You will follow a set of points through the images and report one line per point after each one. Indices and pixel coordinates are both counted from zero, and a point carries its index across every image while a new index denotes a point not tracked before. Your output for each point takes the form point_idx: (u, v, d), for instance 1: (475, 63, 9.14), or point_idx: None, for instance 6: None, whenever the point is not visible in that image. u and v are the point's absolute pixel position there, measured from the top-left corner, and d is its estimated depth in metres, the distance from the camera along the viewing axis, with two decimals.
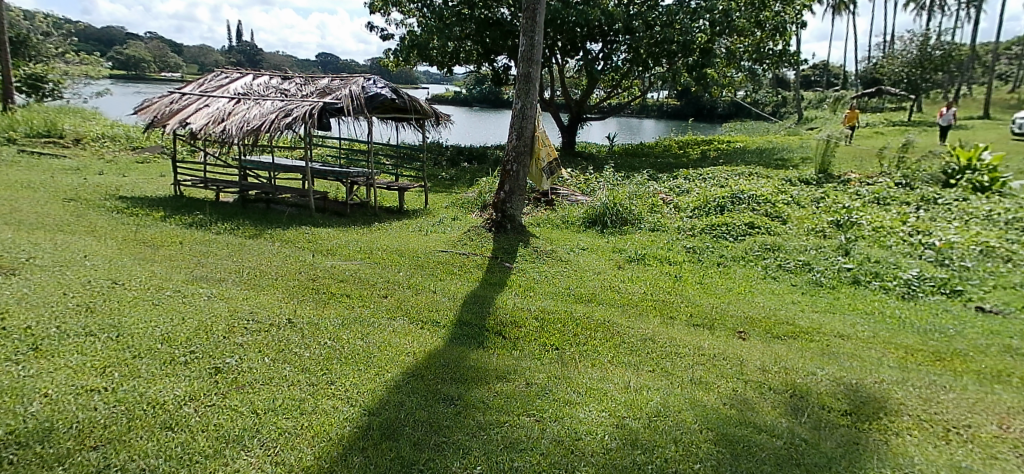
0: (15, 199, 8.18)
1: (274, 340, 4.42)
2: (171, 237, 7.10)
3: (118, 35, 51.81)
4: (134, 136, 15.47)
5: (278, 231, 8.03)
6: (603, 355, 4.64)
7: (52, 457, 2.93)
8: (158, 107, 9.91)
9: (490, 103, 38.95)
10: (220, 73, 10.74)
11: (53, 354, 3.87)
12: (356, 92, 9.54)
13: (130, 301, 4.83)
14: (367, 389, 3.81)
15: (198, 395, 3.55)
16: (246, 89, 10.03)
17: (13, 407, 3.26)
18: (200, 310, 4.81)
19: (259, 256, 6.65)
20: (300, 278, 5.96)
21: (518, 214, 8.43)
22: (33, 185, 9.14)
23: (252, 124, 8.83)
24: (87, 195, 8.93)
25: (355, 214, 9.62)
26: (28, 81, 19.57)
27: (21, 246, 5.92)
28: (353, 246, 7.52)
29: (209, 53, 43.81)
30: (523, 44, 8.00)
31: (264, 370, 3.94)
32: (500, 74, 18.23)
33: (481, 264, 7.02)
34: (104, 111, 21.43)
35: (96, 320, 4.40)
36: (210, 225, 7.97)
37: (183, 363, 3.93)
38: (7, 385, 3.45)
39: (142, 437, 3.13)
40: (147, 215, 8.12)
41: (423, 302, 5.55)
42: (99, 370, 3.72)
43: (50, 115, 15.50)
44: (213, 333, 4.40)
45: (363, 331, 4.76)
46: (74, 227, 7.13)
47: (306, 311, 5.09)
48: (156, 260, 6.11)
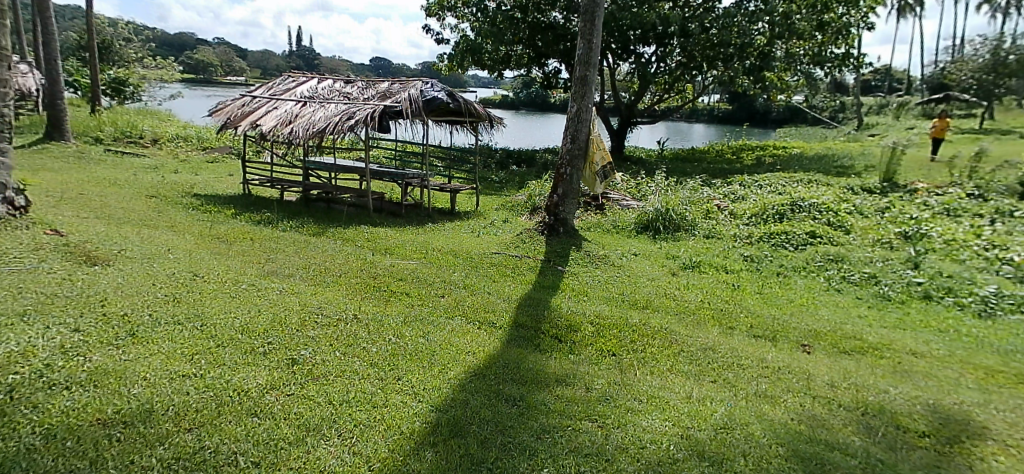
0: (104, 194, 8.73)
1: (343, 334, 4.57)
2: (242, 233, 7.45)
3: (190, 41, 54.67)
4: (206, 137, 16.27)
5: (339, 229, 8.29)
6: (662, 363, 4.59)
7: (154, 436, 3.10)
8: (231, 110, 10.35)
9: (538, 106, 39.26)
10: (288, 76, 11.13)
11: (148, 340, 4.10)
12: (414, 95, 9.80)
13: (211, 293, 5.08)
14: (433, 387, 3.90)
15: (279, 384, 3.72)
16: (311, 92, 10.36)
17: (117, 388, 3.46)
18: (274, 304, 5.01)
19: (323, 253, 6.89)
20: (361, 275, 6.15)
21: (571, 217, 8.42)
22: (118, 182, 9.73)
23: (317, 125, 9.15)
24: (166, 191, 9.46)
25: (409, 215, 9.85)
26: (113, 84, 20.68)
27: (113, 237, 6.34)
28: (409, 245, 7.69)
29: (271, 58, 45.67)
30: (580, 47, 8.00)
31: (336, 363, 4.08)
32: (551, 78, 18.29)
33: (534, 267, 7.05)
34: (178, 113, 22.61)
35: (181, 309, 4.64)
36: (277, 223, 8.29)
37: (262, 354, 4.10)
38: (111, 367, 3.66)
39: (231, 422, 3.29)
40: (220, 212, 8.52)
41: (479, 303, 5.63)
42: (189, 357, 3.94)
43: (132, 117, 16.50)
44: (287, 325, 4.59)
45: (423, 329, 4.87)
46: (155, 222, 7.55)
47: (369, 308, 5.24)
48: (231, 255, 6.42)
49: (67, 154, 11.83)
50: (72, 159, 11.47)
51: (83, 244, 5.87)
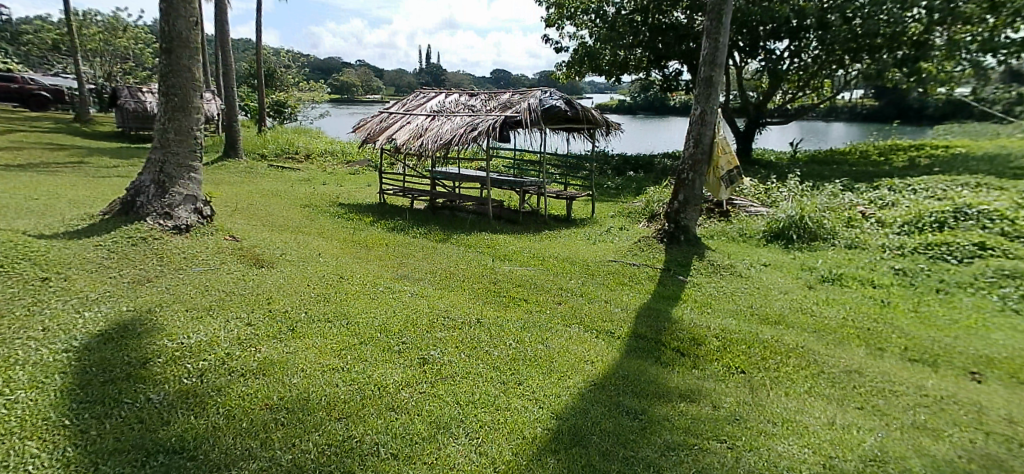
0: (265, 204, 9.85)
1: (468, 337, 4.78)
2: (377, 239, 8.04)
3: (335, 64, 60.10)
4: (348, 151, 17.78)
5: (462, 236, 8.67)
6: (798, 385, 4.30)
7: (310, 423, 3.44)
8: (371, 126, 11.20)
9: (659, 111, 38.34)
10: (418, 92, 11.85)
11: (305, 335, 4.57)
12: (534, 105, 9.99)
13: (354, 294, 5.54)
14: (554, 394, 3.96)
15: (413, 382, 3.98)
16: (438, 106, 10.94)
17: (280, 377, 3.88)
18: (407, 305, 5.36)
19: (447, 259, 7.24)
20: (482, 281, 6.38)
21: (692, 225, 8.12)
22: (277, 193, 10.93)
23: (444, 137, 9.64)
24: (315, 201, 10.46)
25: (527, 223, 10.05)
26: (275, 107, 23.43)
27: (273, 243, 7.13)
28: (527, 252, 7.85)
29: (404, 76, 48.84)
30: (706, 47, 7.73)
31: (462, 365, 4.28)
32: (671, 80, 17.81)
33: (653, 276, 6.89)
34: (326, 130, 24.93)
35: (330, 308, 5.12)
36: (407, 229, 8.85)
37: (397, 352, 4.41)
38: (275, 358, 4.12)
39: (372, 415, 3.57)
40: (358, 219, 9.26)
41: (597, 311, 5.62)
42: (336, 352, 4.33)
43: (289, 135, 18.47)
44: (418, 327, 4.88)
45: (542, 335, 4.96)
46: (306, 229, 8.37)
47: (491, 312, 5.42)
48: (369, 259, 6.95)
49: (238, 169, 13.50)
50: (241, 173, 13.08)
51: (253, 248, 6.68)
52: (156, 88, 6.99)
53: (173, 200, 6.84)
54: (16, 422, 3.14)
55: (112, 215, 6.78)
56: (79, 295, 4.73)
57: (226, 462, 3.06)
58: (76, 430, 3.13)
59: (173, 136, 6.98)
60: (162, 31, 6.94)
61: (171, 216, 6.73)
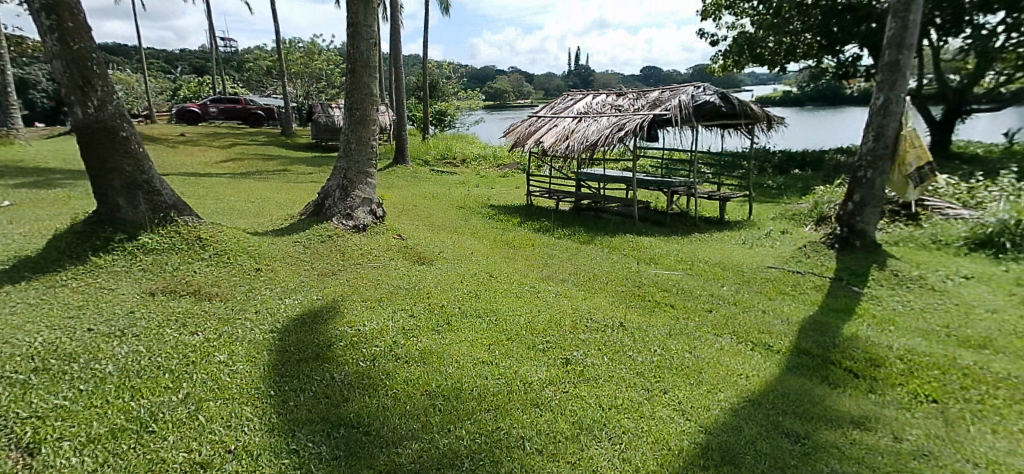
0: (425, 206, 10.64)
1: (611, 340, 4.81)
2: (524, 240, 8.32)
3: (489, 72, 62.94)
4: (500, 155, 18.55)
5: (607, 237, 8.65)
6: (1009, 423, 3.74)
7: (461, 412, 3.71)
8: (520, 130, 11.60)
9: (831, 102, 34.83)
10: (566, 95, 12.03)
11: (458, 328, 4.91)
12: (685, 101, 9.66)
13: (503, 292, 5.82)
14: (703, 407, 3.85)
15: (556, 381, 4.11)
16: (586, 108, 11.02)
17: (436, 367, 4.22)
18: (551, 305, 5.52)
19: (591, 261, 7.29)
20: (627, 284, 6.34)
21: (870, 229, 7.30)
22: (435, 196, 11.75)
23: (590, 139, 9.70)
24: (468, 203, 11.09)
25: (675, 224, 9.76)
26: (436, 116, 25.30)
27: (431, 242, 7.70)
28: (675, 255, 7.63)
29: (554, 79, 49.68)
30: (892, 28, 6.97)
31: (606, 368, 4.32)
32: (847, 66, 16.13)
33: (820, 286, 6.35)
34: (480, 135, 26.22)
35: (481, 305, 5.44)
36: (552, 230, 9.05)
37: (542, 350, 4.57)
38: (432, 349, 4.48)
39: (518, 409, 3.76)
40: (506, 220, 9.65)
41: (752, 322, 5.32)
42: (485, 346, 4.60)
43: (447, 141, 19.74)
44: (562, 327, 5.01)
45: (690, 344, 4.82)
46: (459, 229, 8.92)
47: (635, 317, 5.38)
48: (515, 259, 7.23)
49: (403, 174, 14.74)
50: (406, 177, 14.25)
51: (415, 246, 7.28)
52: (343, 104, 7.94)
53: (353, 203, 7.68)
54: (236, 389, 3.76)
55: (307, 215, 7.81)
56: (280, 284, 5.53)
57: (392, 440, 3.41)
58: (278, 400, 3.68)
59: (355, 146, 7.86)
60: (349, 54, 7.88)
61: (351, 217, 7.56)
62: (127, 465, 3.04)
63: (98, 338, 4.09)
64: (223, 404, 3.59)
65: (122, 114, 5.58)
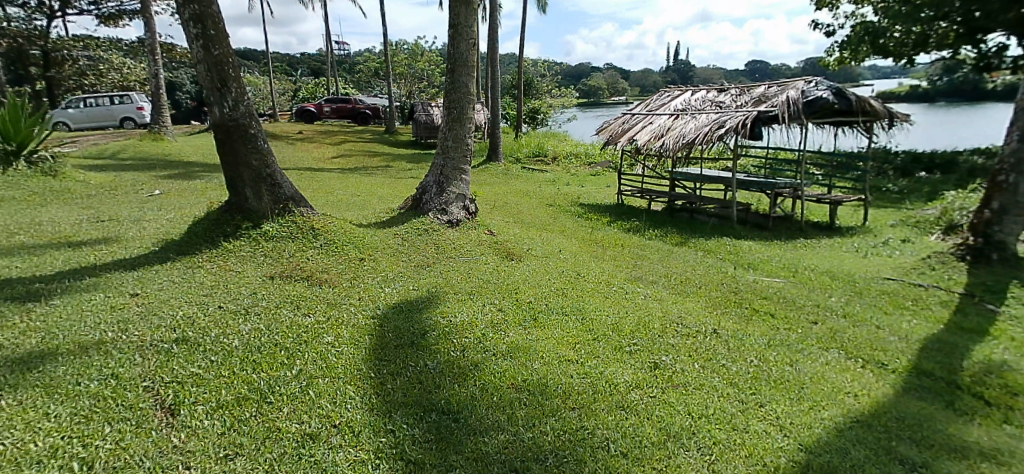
0: (517, 203, 10.84)
1: (703, 347, 4.74)
2: (615, 240, 8.30)
3: (584, 69, 62.60)
4: (592, 153, 18.48)
5: (702, 240, 8.44)
6: None
7: (546, 408, 3.81)
8: (614, 128, 11.54)
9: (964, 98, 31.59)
10: (664, 92, 11.80)
11: (545, 325, 5.02)
12: (794, 97, 9.21)
13: (590, 291, 5.87)
14: (803, 424, 3.74)
15: (642, 384, 4.12)
16: (684, 105, 10.76)
17: (523, 362, 4.35)
18: (640, 307, 5.50)
19: (684, 263, 7.15)
20: (722, 289, 6.19)
21: (1011, 240, 6.66)
22: (527, 193, 11.94)
23: (687, 137, 9.49)
24: (559, 201, 11.18)
25: (778, 229, 9.35)
26: (530, 114, 25.59)
27: (522, 238, 7.86)
28: (776, 261, 7.32)
29: (650, 76, 48.60)
30: None
31: (696, 375, 4.28)
32: (989, 56, 14.66)
33: (947, 301, 5.88)
34: (574, 133, 26.22)
35: (569, 303, 5.52)
36: (644, 231, 8.95)
37: (629, 353, 4.58)
38: (519, 344, 4.62)
39: (603, 410, 3.81)
40: (597, 220, 9.65)
41: (865, 337, 5.04)
42: (572, 345, 4.68)
43: (541, 139, 19.92)
44: (650, 330, 4.99)
45: (791, 356, 4.65)
46: (550, 227, 9.03)
47: (730, 324, 5.25)
48: (605, 259, 7.25)
49: (497, 171, 15.08)
50: (499, 174, 14.57)
51: (505, 242, 7.48)
52: (442, 102, 8.29)
53: (447, 199, 7.98)
54: (341, 368, 4.09)
55: (406, 209, 8.24)
56: (380, 273, 5.91)
57: (479, 429, 3.58)
58: (376, 382, 3.97)
59: (451, 143, 8.17)
60: (449, 54, 8.20)
61: (445, 212, 7.88)
62: (248, 431, 3.39)
63: (226, 315, 4.59)
64: (330, 383, 3.92)
65: (252, 114, 6.16)
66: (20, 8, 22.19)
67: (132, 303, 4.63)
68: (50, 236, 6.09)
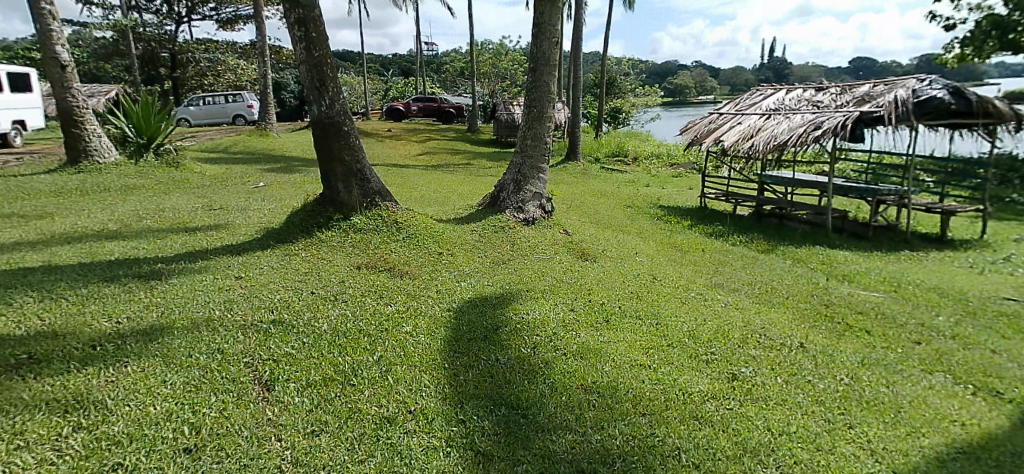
0: (595, 203, 10.83)
1: (787, 361, 4.60)
2: (695, 244, 8.14)
3: (670, 68, 61.12)
4: (675, 154, 18.09)
5: (792, 248, 8.12)
6: None
7: (617, 411, 3.86)
8: (699, 128, 11.26)
9: None
10: (755, 91, 11.38)
11: (618, 328, 5.03)
12: (904, 97, 8.66)
13: (666, 296, 5.82)
14: (898, 450, 3.60)
15: (718, 396, 4.07)
16: (777, 104, 10.35)
17: (595, 363, 4.40)
18: (719, 315, 5.39)
19: (770, 272, 6.93)
20: (812, 301, 5.95)
21: None
22: (606, 194, 11.89)
23: (779, 139, 9.12)
24: (639, 203, 11.06)
25: (879, 240, 8.83)
26: (611, 113, 25.35)
27: (599, 239, 7.87)
28: (875, 274, 6.94)
29: (741, 74, 46.74)
30: None
31: (777, 390, 4.18)
32: None
33: None
34: (658, 133, 25.71)
35: (643, 307, 5.49)
36: (728, 237, 8.72)
37: (704, 362, 4.52)
38: (591, 345, 4.67)
39: (675, 418, 3.81)
40: (678, 223, 9.48)
41: (976, 362, 4.72)
42: (645, 349, 4.67)
43: (622, 139, 19.71)
44: (729, 339, 4.89)
45: (888, 377, 4.44)
46: (629, 228, 8.97)
47: (818, 338, 5.07)
48: (684, 263, 7.14)
49: (576, 171, 15.09)
50: (578, 174, 14.58)
51: (581, 242, 7.53)
52: (523, 101, 8.43)
53: (525, 197, 8.11)
54: (418, 357, 4.31)
55: (484, 206, 8.45)
56: (457, 268, 6.11)
57: (548, 427, 3.67)
58: (450, 373, 4.15)
59: (530, 142, 8.30)
60: (532, 53, 8.32)
61: (522, 210, 8.00)
62: (332, 410, 3.65)
63: (317, 300, 4.95)
64: (408, 370, 4.15)
65: (347, 111, 6.54)
66: (154, 15, 24.97)
67: (237, 285, 5.08)
68: (170, 221, 6.76)
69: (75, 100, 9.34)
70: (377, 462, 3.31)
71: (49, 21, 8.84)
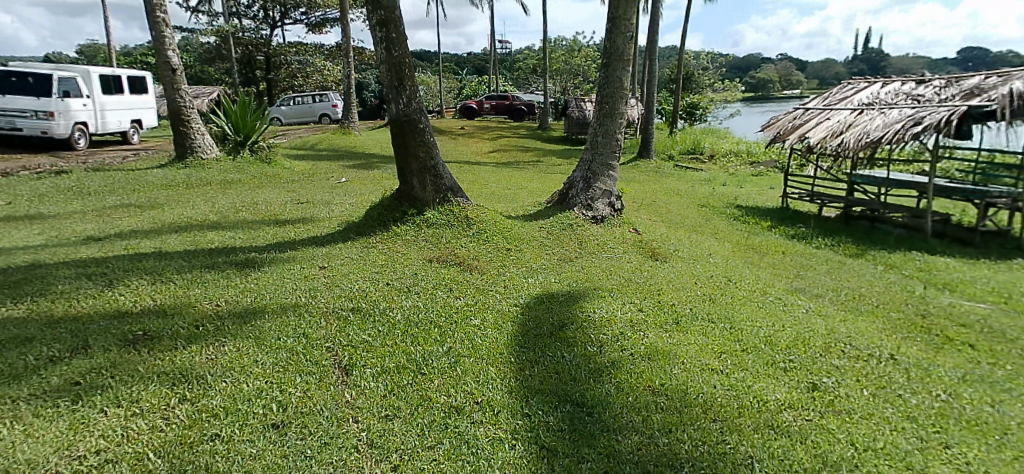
0: (669, 202, 10.62)
1: (875, 373, 4.39)
2: (775, 246, 7.85)
3: (752, 61, 58.66)
4: (755, 152, 17.40)
5: (884, 253, 7.66)
6: None
7: (686, 415, 3.83)
8: (783, 124, 10.78)
9: None
10: (847, 84, 10.77)
11: (689, 330, 4.96)
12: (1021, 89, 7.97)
13: (741, 299, 5.66)
14: None
15: (796, 406, 3.95)
16: (872, 99, 9.75)
17: (664, 365, 4.37)
18: (799, 322, 5.19)
19: (858, 278, 6.58)
20: (906, 311, 5.62)
21: None
22: (680, 193, 11.62)
23: (873, 135, 8.61)
24: (715, 202, 10.75)
25: (987, 246, 8.17)
26: (688, 109, 24.66)
27: (671, 239, 7.74)
28: (980, 284, 6.45)
29: (830, 67, 44.18)
30: None
31: (863, 403, 4.00)
32: None
33: None
34: (737, 130, 24.79)
35: (716, 310, 5.37)
36: (812, 239, 8.34)
37: (782, 369, 4.39)
38: (660, 347, 4.63)
39: (748, 426, 3.73)
40: (757, 224, 9.15)
41: None
42: (717, 354, 4.58)
43: (698, 136, 19.16)
44: (810, 347, 4.71)
45: (993, 396, 4.16)
46: (703, 228, 8.75)
47: (913, 351, 4.79)
48: (762, 266, 6.91)
49: (649, 168, 14.82)
50: (652, 172, 14.32)
51: (652, 241, 7.44)
52: (595, 98, 8.40)
53: (594, 194, 8.08)
54: (486, 350, 4.44)
55: (553, 203, 8.50)
56: (525, 265, 6.21)
57: (614, 426, 3.70)
58: (517, 367, 4.25)
59: (602, 139, 8.27)
60: (606, 48, 8.27)
61: (591, 208, 7.99)
62: (404, 396, 3.84)
63: (393, 290, 5.19)
64: (476, 362, 4.29)
65: (423, 109, 6.77)
66: (252, 20, 26.72)
67: (320, 274, 5.41)
68: (263, 214, 7.26)
69: (183, 100, 10.15)
70: (446, 449, 3.45)
71: (163, 28, 9.71)
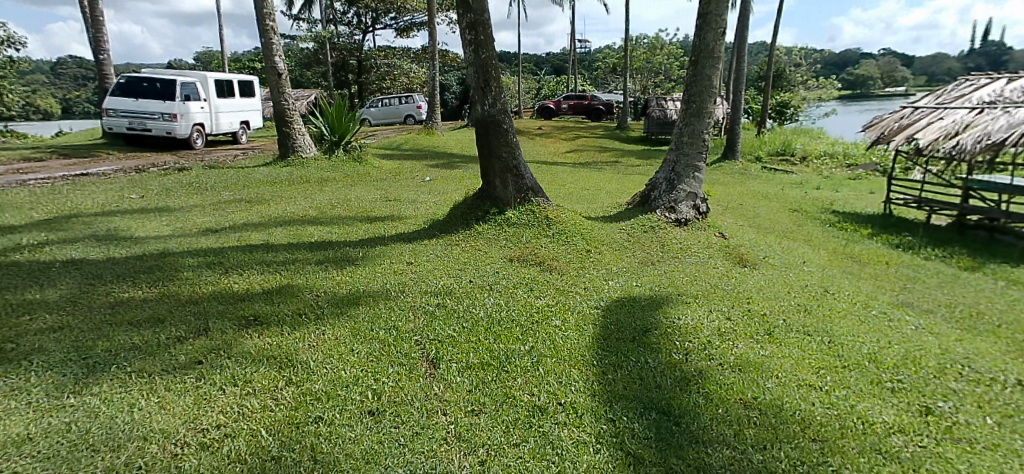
0: (757, 206, 10.17)
1: (1000, 400, 4.02)
2: (877, 256, 7.34)
3: (850, 56, 55.15)
4: (853, 154, 16.34)
5: (1006, 267, 6.99)
6: None
7: (782, 432, 3.65)
8: (888, 124, 10.04)
9: None
10: (964, 81, 9.89)
11: (782, 342, 4.73)
12: None
13: (840, 312, 5.33)
14: None
15: (907, 430, 3.68)
16: (994, 97, 8.91)
17: (756, 378, 4.19)
18: (908, 339, 4.83)
19: (974, 293, 6.05)
20: None
21: None
22: (769, 196, 11.09)
23: (996, 136, 7.86)
24: (808, 207, 10.18)
25: None
26: (777, 108, 23.53)
27: (761, 244, 7.41)
28: None
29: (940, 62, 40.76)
30: None
31: (986, 432, 3.68)
32: None
33: None
34: (832, 131, 23.38)
35: (813, 322, 5.08)
36: (920, 249, 7.73)
37: (890, 390, 4.10)
38: (752, 358, 4.44)
39: (853, 448, 3.52)
40: (857, 231, 8.59)
41: None
42: (815, 369, 4.34)
43: (789, 136, 18.23)
44: (921, 367, 4.37)
45: None
46: (796, 234, 8.32)
47: None
48: (863, 276, 6.48)
49: (735, 170, 14.26)
50: (738, 174, 13.77)
51: (740, 246, 7.15)
52: (682, 97, 8.18)
53: (678, 196, 7.87)
54: (569, 351, 4.43)
55: (634, 205, 8.34)
56: (606, 267, 6.15)
57: (705, 438, 3.59)
58: (601, 371, 4.22)
59: (688, 139, 8.04)
60: (695, 46, 8.04)
61: (674, 210, 7.77)
62: (490, 393, 3.90)
63: (477, 288, 5.29)
64: (558, 363, 4.29)
65: (508, 110, 6.84)
66: (347, 26, 28.15)
67: (408, 270, 5.60)
68: (355, 210, 7.60)
69: (287, 103, 10.81)
70: (531, 447, 3.48)
71: (271, 36, 10.34)
